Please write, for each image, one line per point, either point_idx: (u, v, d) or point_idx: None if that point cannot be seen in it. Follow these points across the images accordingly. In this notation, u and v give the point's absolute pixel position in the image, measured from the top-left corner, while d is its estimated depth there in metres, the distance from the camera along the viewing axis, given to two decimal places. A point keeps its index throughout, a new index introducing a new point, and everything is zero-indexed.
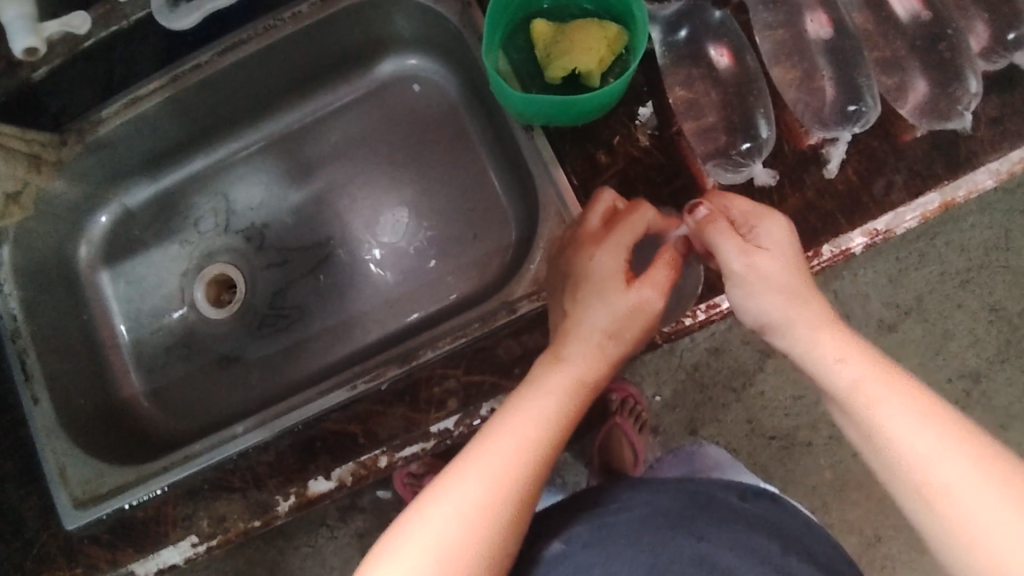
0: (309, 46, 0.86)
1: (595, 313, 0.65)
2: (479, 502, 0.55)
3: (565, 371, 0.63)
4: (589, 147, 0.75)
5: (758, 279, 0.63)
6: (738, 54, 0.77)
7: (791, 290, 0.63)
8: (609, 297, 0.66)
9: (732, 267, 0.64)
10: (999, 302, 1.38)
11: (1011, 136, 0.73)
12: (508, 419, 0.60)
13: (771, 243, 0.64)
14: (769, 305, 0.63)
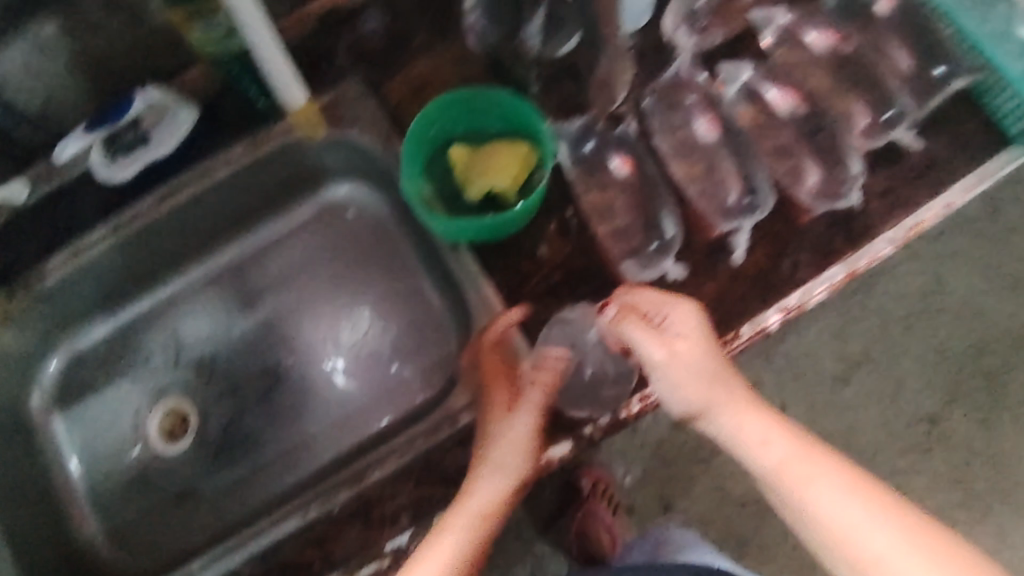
0: (244, 187, 0.93)
1: (501, 446, 0.71)
2: None
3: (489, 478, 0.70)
4: (512, 259, 0.81)
5: (675, 367, 0.70)
6: (638, 160, 0.83)
7: (705, 374, 0.69)
8: (514, 428, 0.71)
9: (649, 356, 0.71)
10: (943, 344, 1.43)
11: (901, 205, 0.79)
12: (427, 549, 0.66)
13: (679, 331, 0.70)
14: (694, 392, 0.69)
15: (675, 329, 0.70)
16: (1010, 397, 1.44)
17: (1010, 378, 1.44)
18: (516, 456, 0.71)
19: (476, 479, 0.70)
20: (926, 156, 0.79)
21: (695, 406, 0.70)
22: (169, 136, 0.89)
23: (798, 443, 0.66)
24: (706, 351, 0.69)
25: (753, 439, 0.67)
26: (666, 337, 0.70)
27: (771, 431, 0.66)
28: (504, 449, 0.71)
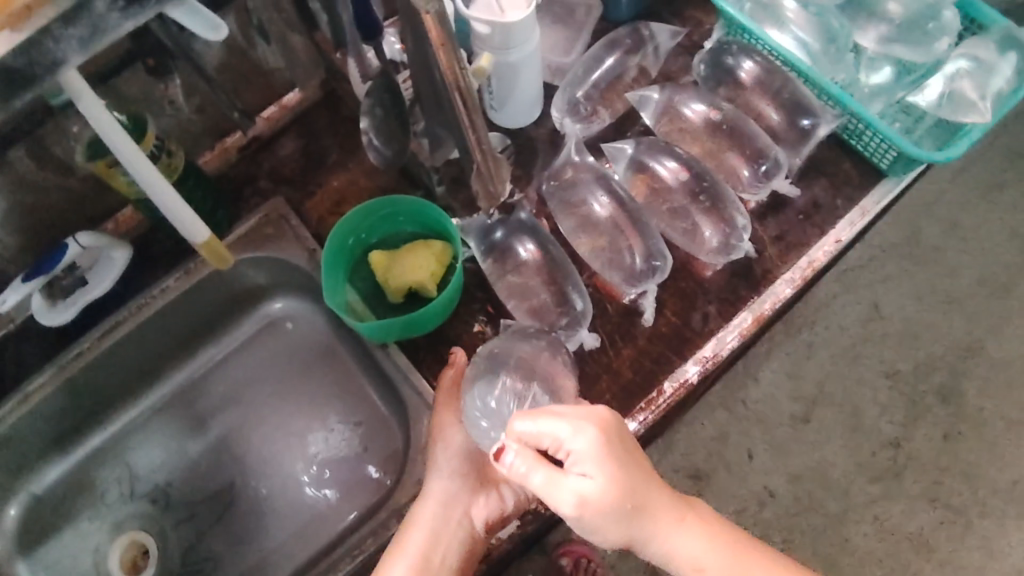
0: (183, 313, 0.96)
1: (434, 478, 0.78)
2: None
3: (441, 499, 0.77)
4: (441, 349, 0.87)
5: (591, 515, 0.63)
6: (543, 246, 0.87)
7: (623, 517, 0.65)
8: (439, 463, 0.79)
9: (561, 505, 0.62)
10: (893, 367, 1.46)
11: (794, 247, 0.90)
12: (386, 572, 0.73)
13: (590, 479, 0.63)
14: (618, 533, 0.66)
15: (584, 469, 0.63)
16: (970, 409, 1.45)
17: (967, 390, 1.45)
18: (452, 482, 0.78)
19: (413, 513, 0.77)
20: (812, 200, 0.93)
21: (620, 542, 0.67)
22: (109, 273, 0.92)
23: (729, 551, 0.70)
24: (620, 486, 0.63)
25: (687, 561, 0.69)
26: (579, 480, 0.63)
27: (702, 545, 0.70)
28: (437, 478, 0.78)
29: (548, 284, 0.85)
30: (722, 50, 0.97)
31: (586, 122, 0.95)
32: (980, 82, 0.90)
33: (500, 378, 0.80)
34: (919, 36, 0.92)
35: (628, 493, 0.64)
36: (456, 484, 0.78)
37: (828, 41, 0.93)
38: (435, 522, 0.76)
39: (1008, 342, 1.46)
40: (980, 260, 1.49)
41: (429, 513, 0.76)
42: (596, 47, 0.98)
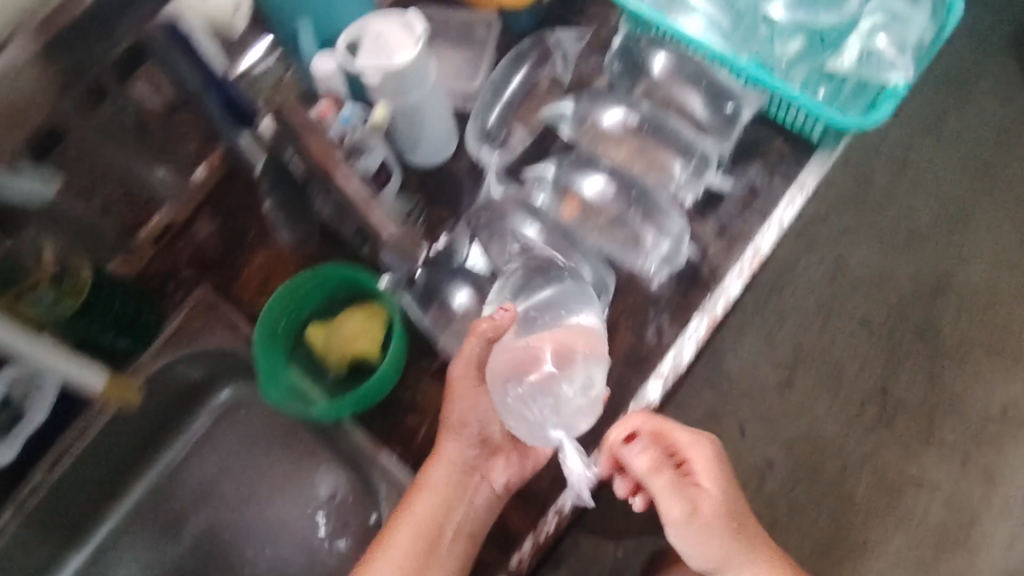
0: (133, 423, 0.93)
1: (448, 442, 0.79)
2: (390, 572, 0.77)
3: (447, 464, 0.79)
4: (396, 414, 0.84)
5: (700, 519, 0.74)
6: (481, 287, 0.88)
7: (728, 531, 0.75)
8: (447, 431, 0.80)
9: (671, 505, 0.75)
10: (866, 317, 1.45)
11: (736, 240, 0.87)
12: (398, 528, 0.79)
13: (699, 490, 0.76)
14: (717, 552, 0.75)
15: (700, 479, 0.76)
16: (949, 345, 1.43)
17: (942, 325, 1.44)
18: (465, 447, 0.80)
19: (424, 474, 0.80)
20: (747, 185, 0.89)
21: (715, 565, 0.76)
22: (46, 402, 0.87)
23: None
24: (725, 502, 0.76)
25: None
26: (693, 484, 0.76)
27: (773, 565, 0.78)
28: (448, 444, 0.80)
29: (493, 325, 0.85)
30: (626, 51, 0.94)
31: (503, 149, 0.92)
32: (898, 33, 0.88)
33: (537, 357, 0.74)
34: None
35: (727, 510, 0.76)
36: (463, 453, 0.79)
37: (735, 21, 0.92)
38: (443, 484, 0.79)
39: (973, 269, 1.45)
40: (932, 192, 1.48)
41: (441, 475, 0.79)
42: (496, 70, 0.96)
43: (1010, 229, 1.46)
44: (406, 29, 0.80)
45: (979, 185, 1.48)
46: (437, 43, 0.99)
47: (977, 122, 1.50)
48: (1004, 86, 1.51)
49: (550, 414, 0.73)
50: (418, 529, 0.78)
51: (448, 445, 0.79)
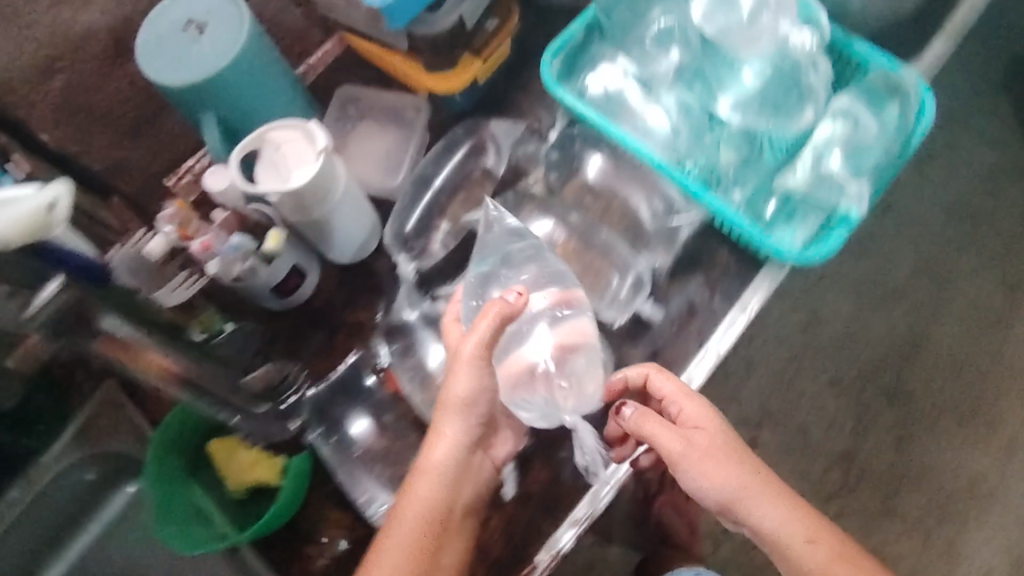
0: (33, 524, 0.88)
1: (455, 423, 0.72)
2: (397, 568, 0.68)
3: (451, 446, 0.72)
4: (297, 541, 0.81)
5: (705, 445, 0.69)
6: (382, 415, 0.85)
7: (748, 461, 0.68)
8: (450, 419, 0.72)
9: (662, 437, 0.70)
10: (835, 376, 1.33)
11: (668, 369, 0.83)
12: (402, 513, 0.70)
13: (699, 420, 0.71)
14: (733, 481, 0.67)
15: (679, 407, 0.73)
16: (924, 412, 1.30)
17: (911, 384, 1.31)
18: (471, 428, 0.73)
19: (425, 458, 0.72)
20: (685, 303, 0.84)
21: (730, 492, 0.67)
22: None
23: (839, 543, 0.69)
24: (713, 414, 0.72)
25: (798, 536, 0.66)
26: (676, 415, 0.73)
27: (813, 523, 0.67)
28: (454, 425, 0.72)
29: (388, 456, 0.84)
30: (566, 145, 0.91)
31: (422, 256, 0.87)
32: (852, 153, 0.82)
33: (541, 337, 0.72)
34: (783, 105, 0.81)
35: (733, 436, 0.70)
36: (470, 435, 0.73)
37: (683, 120, 0.83)
38: (449, 465, 0.72)
39: (949, 323, 1.32)
40: (913, 238, 1.33)
41: (446, 454, 0.72)
42: (424, 159, 0.90)
43: (990, 283, 1.31)
44: (309, 144, 0.75)
45: (969, 232, 1.32)
46: (362, 124, 0.92)
47: (971, 161, 1.34)
48: (1009, 122, 1.34)
49: (579, 398, 0.72)
50: (421, 521, 0.70)
51: (451, 425, 0.72)
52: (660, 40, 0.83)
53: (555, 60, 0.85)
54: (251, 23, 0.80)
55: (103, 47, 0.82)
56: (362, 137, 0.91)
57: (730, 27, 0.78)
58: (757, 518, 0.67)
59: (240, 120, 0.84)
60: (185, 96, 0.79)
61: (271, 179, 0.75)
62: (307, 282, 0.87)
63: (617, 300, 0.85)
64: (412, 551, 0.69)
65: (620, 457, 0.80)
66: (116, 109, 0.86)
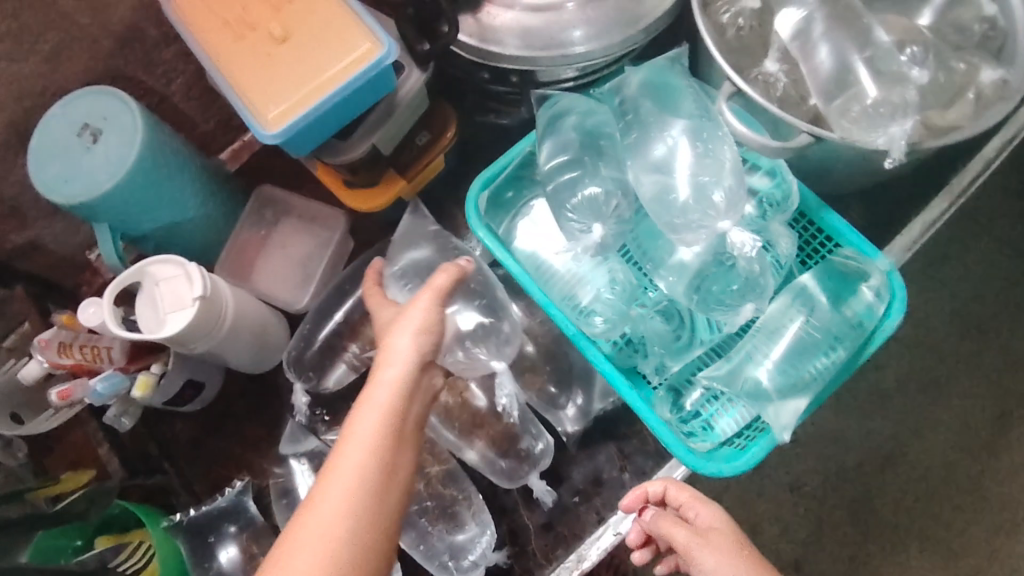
0: None
1: (404, 336, 0.58)
2: (346, 490, 0.50)
3: (410, 356, 0.57)
4: None
5: (717, 541, 0.56)
6: (255, 538, 0.81)
7: (759, 560, 0.54)
8: (406, 317, 0.59)
9: (672, 532, 0.58)
10: (799, 479, 1.05)
11: (562, 539, 0.80)
12: (350, 431, 0.53)
13: (714, 523, 0.58)
14: (747, 569, 0.53)
15: (696, 512, 0.60)
16: (885, 526, 1.03)
17: (880, 505, 1.04)
18: (427, 344, 0.59)
19: (378, 371, 0.57)
20: (592, 475, 0.81)
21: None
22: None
23: None
24: (730, 521, 0.58)
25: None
26: (688, 518, 0.60)
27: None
28: (409, 337, 0.58)
29: None
30: None
31: (317, 388, 0.83)
32: (794, 354, 0.73)
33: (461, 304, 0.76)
34: (717, 299, 0.71)
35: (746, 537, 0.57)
36: (428, 346, 0.58)
37: (618, 285, 0.75)
38: (410, 363, 0.57)
39: (934, 446, 1.04)
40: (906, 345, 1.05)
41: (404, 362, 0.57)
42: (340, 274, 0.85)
43: (991, 392, 1.04)
44: (188, 286, 0.72)
45: (968, 348, 1.05)
46: (279, 228, 0.88)
47: (1001, 261, 1.06)
48: None
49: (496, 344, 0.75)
50: (382, 426, 0.54)
51: (401, 335, 0.58)
52: (580, 212, 0.73)
53: (480, 194, 0.77)
54: (149, 134, 0.74)
55: (3, 139, 0.76)
56: (280, 241, 0.88)
57: (663, 202, 0.70)
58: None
59: (141, 226, 0.79)
60: (73, 209, 0.74)
61: (146, 310, 0.71)
62: (203, 396, 0.84)
63: (518, 469, 0.78)
64: (363, 480, 0.51)
65: (644, 562, 0.68)
66: (21, 197, 0.81)
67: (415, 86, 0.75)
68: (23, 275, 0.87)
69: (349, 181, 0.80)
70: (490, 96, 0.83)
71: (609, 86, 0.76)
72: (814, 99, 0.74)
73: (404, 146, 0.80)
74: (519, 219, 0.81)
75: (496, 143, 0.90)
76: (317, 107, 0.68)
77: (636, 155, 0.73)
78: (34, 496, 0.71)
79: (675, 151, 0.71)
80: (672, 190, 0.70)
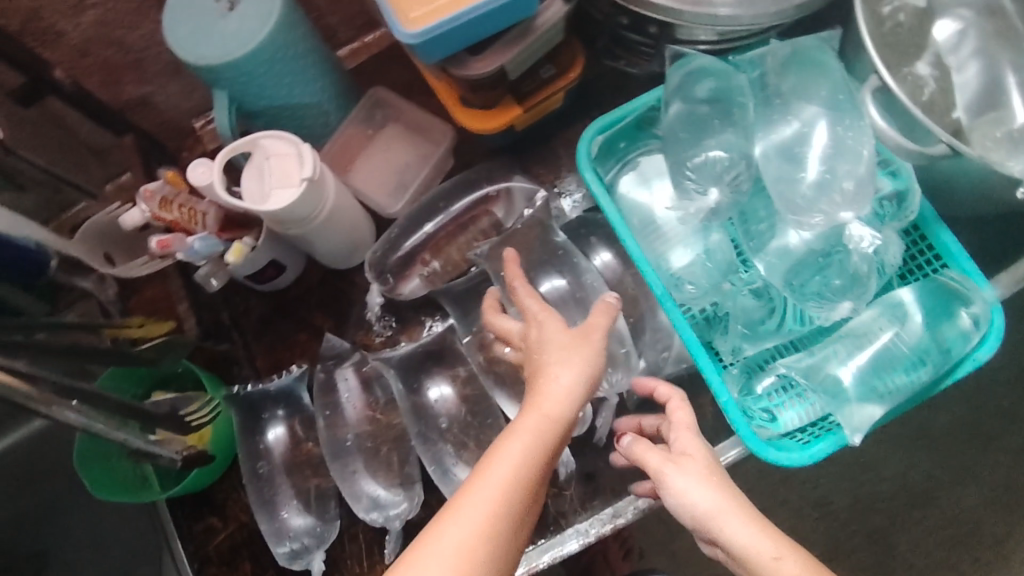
0: None
1: (564, 369, 0.56)
2: (482, 521, 0.49)
3: (568, 396, 0.55)
4: (207, 513, 0.86)
5: (689, 466, 0.57)
6: (307, 423, 0.83)
7: (727, 486, 0.56)
8: (572, 347, 0.57)
9: (648, 456, 0.59)
10: (824, 496, 1.03)
11: (602, 491, 0.81)
12: (494, 458, 0.52)
13: (689, 449, 0.59)
14: (715, 492, 0.55)
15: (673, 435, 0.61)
16: (898, 564, 1.02)
17: (900, 543, 1.02)
18: (583, 383, 0.56)
19: (534, 397, 0.55)
20: None
21: (710, 512, 0.55)
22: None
23: None
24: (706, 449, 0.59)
25: (766, 553, 0.52)
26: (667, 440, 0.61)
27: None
28: (572, 370, 0.56)
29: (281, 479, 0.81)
30: (583, 231, 0.82)
31: (393, 292, 0.84)
32: (876, 363, 0.72)
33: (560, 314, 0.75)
34: (817, 290, 0.70)
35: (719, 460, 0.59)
36: (587, 386, 0.56)
37: (716, 255, 0.74)
38: (566, 403, 0.55)
39: (965, 498, 1.02)
40: (971, 387, 1.03)
41: (560, 399, 0.55)
42: (435, 189, 0.85)
43: None
44: (297, 165, 0.72)
45: None
46: (386, 130, 0.88)
47: None
48: None
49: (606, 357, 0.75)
50: (524, 462, 0.52)
51: (561, 362, 0.56)
52: (700, 172, 0.71)
53: (596, 136, 0.76)
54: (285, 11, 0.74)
55: None
56: (384, 144, 0.87)
57: (789, 181, 0.69)
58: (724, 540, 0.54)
59: (256, 101, 0.80)
60: (198, 71, 0.75)
61: (253, 179, 0.73)
62: (284, 277, 0.85)
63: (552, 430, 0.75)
64: (504, 512, 0.50)
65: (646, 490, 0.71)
66: (147, 51, 0.82)
67: (555, 16, 0.73)
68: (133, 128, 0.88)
69: (464, 96, 0.79)
70: (624, 43, 0.81)
71: (751, 54, 0.73)
72: (959, 112, 0.73)
73: (529, 75, 0.79)
74: (626, 170, 0.79)
75: (616, 91, 0.88)
76: (461, 15, 0.68)
77: (768, 128, 0.71)
78: (112, 331, 0.69)
79: (810, 131, 0.69)
80: (799, 169, 0.69)
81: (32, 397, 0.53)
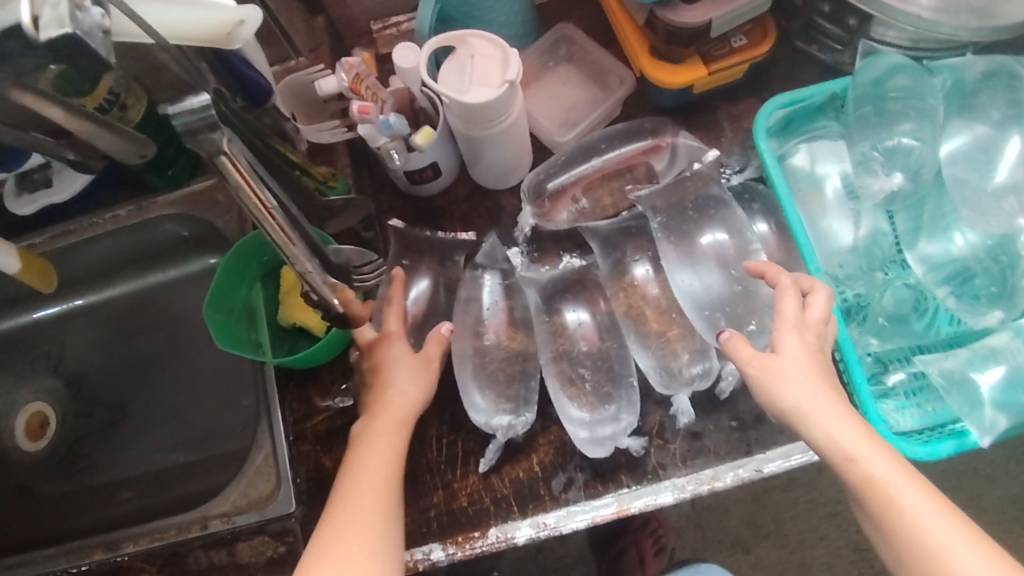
0: (112, 245, 0.96)
1: (401, 390, 0.72)
2: (387, 465, 0.67)
3: (402, 391, 0.72)
4: (310, 390, 0.87)
5: (779, 364, 0.64)
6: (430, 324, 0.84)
7: (819, 385, 0.63)
8: (414, 358, 0.74)
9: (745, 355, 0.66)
10: None
11: (705, 452, 0.77)
12: (373, 438, 0.68)
13: (787, 345, 0.64)
14: (808, 390, 0.62)
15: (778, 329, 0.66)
16: None
17: None
18: (415, 403, 0.72)
19: (382, 383, 0.73)
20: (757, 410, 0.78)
21: (797, 409, 0.62)
22: (72, 179, 0.88)
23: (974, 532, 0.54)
24: (804, 342, 0.65)
25: (843, 451, 0.59)
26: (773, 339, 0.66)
27: (901, 475, 0.57)
28: (408, 390, 0.72)
29: None
30: (745, 195, 0.85)
31: (544, 218, 0.86)
32: (1009, 378, 0.70)
33: (707, 261, 0.80)
34: (974, 292, 0.74)
35: (822, 354, 0.66)
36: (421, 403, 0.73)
37: (869, 244, 0.77)
38: (409, 389, 0.72)
39: None
40: None
41: (404, 398, 0.72)
42: (599, 131, 0.87)
43: None
44: (500, 69, 0.74)
45: None
46: (564, 67, 0.93)
47: None
48: None
49: (745, 312, 0.78)
50: (399, 428, 0.70)
51: (403, 376, 0.73)
52: (889, 158, 0.75)
53: (777, 112, 0.78)
54: None
55: None
56: (557, 81, 0.92)
57: (966, 185, 0.73)
58: (816, 435, 0.61)
59: (460, 6, 0.82)
60: None
61: (455, 75, 0.75)
62: (438, 182, 0.87)
63: (673, 378, 0.78)
64: (394, 461, 0.67)
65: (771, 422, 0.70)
66: None
67: None
68: (327, 15, 0.92)
69: (655, 45, 0.83)
70: (815, 32, 0.84)
71: (949, 61, 0.75)
72: None
73: (719, 40, 0.82)
74: (797, 149, 0.82)
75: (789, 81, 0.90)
76: None
77: (959, 134, 0.75)
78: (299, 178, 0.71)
79: (1003, 148, 0.72)
80: (989, 170, 0.72)
81: (253, 206, 0.55)
